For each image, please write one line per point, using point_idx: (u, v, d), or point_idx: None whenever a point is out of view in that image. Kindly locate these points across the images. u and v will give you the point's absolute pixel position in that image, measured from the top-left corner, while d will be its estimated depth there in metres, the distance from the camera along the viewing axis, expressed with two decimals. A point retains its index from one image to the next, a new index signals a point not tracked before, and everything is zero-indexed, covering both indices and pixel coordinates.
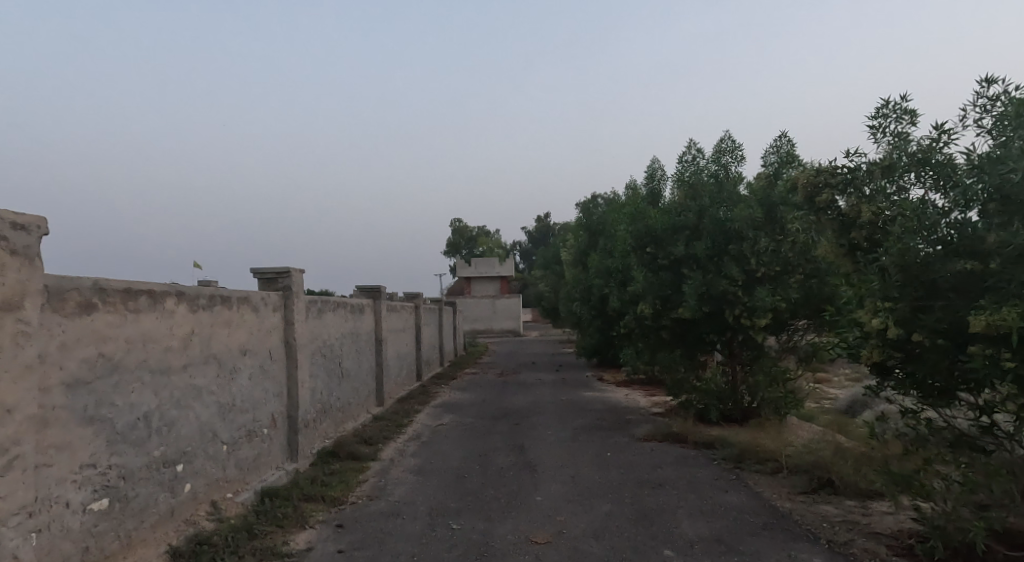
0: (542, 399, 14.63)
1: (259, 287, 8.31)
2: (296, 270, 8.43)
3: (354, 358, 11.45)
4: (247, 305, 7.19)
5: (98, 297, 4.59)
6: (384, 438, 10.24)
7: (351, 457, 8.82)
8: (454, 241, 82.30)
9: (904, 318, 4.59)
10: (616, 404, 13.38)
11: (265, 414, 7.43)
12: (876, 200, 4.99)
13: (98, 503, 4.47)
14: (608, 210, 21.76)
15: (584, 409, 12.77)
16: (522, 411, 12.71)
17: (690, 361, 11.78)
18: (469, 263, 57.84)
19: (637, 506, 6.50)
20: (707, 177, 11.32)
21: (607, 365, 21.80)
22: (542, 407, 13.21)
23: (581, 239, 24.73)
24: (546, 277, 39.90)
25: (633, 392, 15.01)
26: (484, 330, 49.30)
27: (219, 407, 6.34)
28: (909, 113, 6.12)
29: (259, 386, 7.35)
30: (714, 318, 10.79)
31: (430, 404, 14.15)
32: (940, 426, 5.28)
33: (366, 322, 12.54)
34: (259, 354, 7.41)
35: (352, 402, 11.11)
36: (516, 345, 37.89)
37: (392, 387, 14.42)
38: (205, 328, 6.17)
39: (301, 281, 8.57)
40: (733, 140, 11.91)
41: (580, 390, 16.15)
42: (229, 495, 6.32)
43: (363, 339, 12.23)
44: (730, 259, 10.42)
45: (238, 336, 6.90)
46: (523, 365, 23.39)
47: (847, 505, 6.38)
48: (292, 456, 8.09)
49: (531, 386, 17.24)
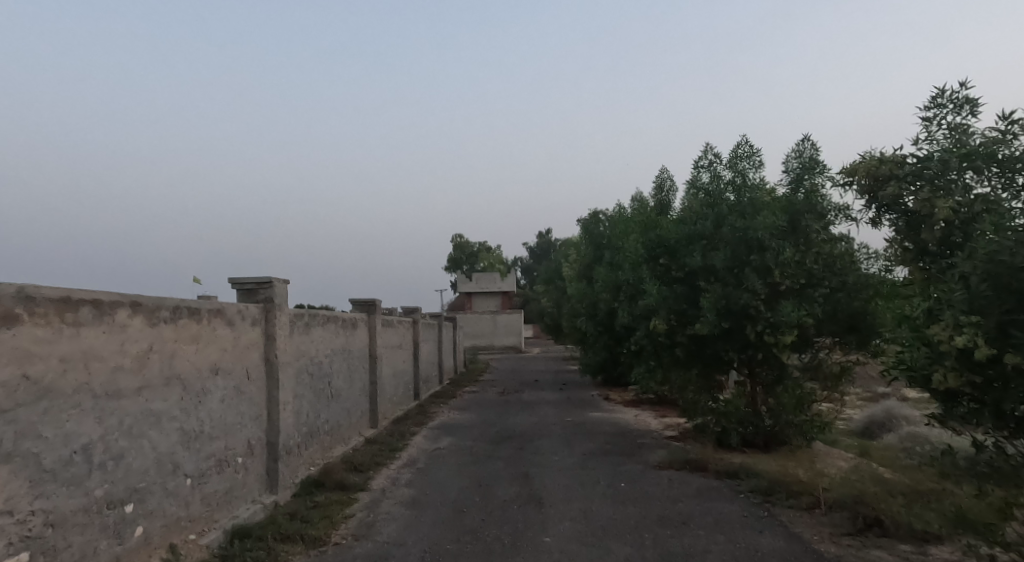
0: (547, 420, 13.80)
1: (237, 299, 7.53)
2: (279, 280, 7.66)
3: (345, 377, 10.66)
4: (221, 319, 6.43)
5: (22, 308, 3.82)
6: (376, 465, 9.42)
7: (338, 487, 8.00)
8: (454, 257, 81.76)
9: (973, 327, 3.85)
10: (626, 427, 12.55)
11: (239, 440, 6.62)
12: (954, 195, 4.22)
13: (14, 559, 3.67)
14: (614, 223, 21.06)
15: (592, 432, 11.94)
16: (526, 434, 11.88)
17: (706, 382, 10.98)
18: (469, 278, 57.16)
19: (659, 551, 5.68)
20: (724, 184, 10.55)
21: (612, 384, 20.97)
22: (547, 430, 12.39)
23: (585, 254, 23.94)
24: (548, 293, 39.17)
25: (643, 413, 14.19)
26: (485, 346, 48.41)
27: (183, 436, 5.55)
28: (970, 103, 5.40)
29: (233, 409, 6.56)
30: (733, 335, 9.96)
31: (427, 425, 13.33)
32: (1022, 462, 4.41)
33: (360, 339, 11.76)
34: (234, 373, 6.62)
35: (342, 424, 10.31)
36: (516, 362, 37.11)
37: (387, 407, 13.61)
38: (166, 345, 5.40)
39: (284, 292, 7.79)
40: (750, 145, 11.16)
41: (586, 411, 15.33)
42: (191, 537, 5.51)
43: (356, 357, 11.44)
44: (751, 271, 9.61)
45: (208, 353, 6.12)
46: (525, 384, 22.57)
47: (903, 550, 5.55)
48: (271, 487, 7.27)
49: (533, 406, 16.38)
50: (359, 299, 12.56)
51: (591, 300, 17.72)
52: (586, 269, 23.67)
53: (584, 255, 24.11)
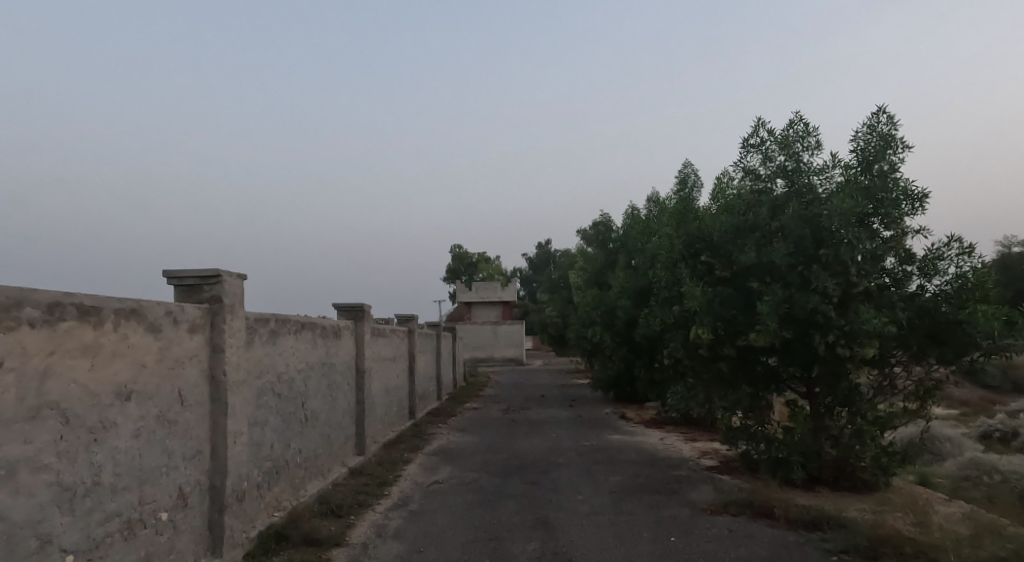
0: (560, 445, 12.01)
1: (175, 299, 5.78)
2: (231, 274, 5.92)
3: (324, 397, 8.88)
4: (139, 323, 4.67)
5: None
6: (358, 507, 7.63)
7: (306, 543, 6.21)
8: (454, 267, 80.03)
9: None
10: (655, 454, 10.77)
11: (163, 490, 4.85)
12: None
13: None
14: (631, 225, 19.36)
15: (617, 462, 10.16)
16: (539, 464, 10.09)
17: (756, 402, 9.22)
18: (469, 287, 55.43)
19: None
20: (779, 168, 8.82)
21: (627, 401, 19.18)
22: (563, 458, 10.60)
23: (596, 260, 22.19)
24: (552, 302, 37.41)
25: (671, 437, 12.40)
26: (486, 358, 46.62)
27: (61, 493, 3.78)
28: None
29: (155, 447, 4.79)
30: (795, 347, 8.21)
31: (423, 451, 11.53)
32: None
33: (344, 351, 9.99)
34: (158, 397, 4.86)
35: (319, 454, 8.52)
36: (519, 375, 35.29)
37: (377, 429, 11.82)
38: (36, 359, 3.64)
39: (238, 290, 6.05)
40: (804, 122, 9.44)
41: (604, 433, 13.54)
42: None
43: (339, 372, 9.66)
44: (819, 268, 7.87)
45: (115, 371, 4.37)
46: (530, 400, 20.76)
47: None
48: (213, 548, 5.49)
49: (543, 427, 14.59)
50: (343, 303, 10.75)
51: (608, 308, 15.98)
52: (598, 276, 21.92)
53: (595, 260, 22.38)
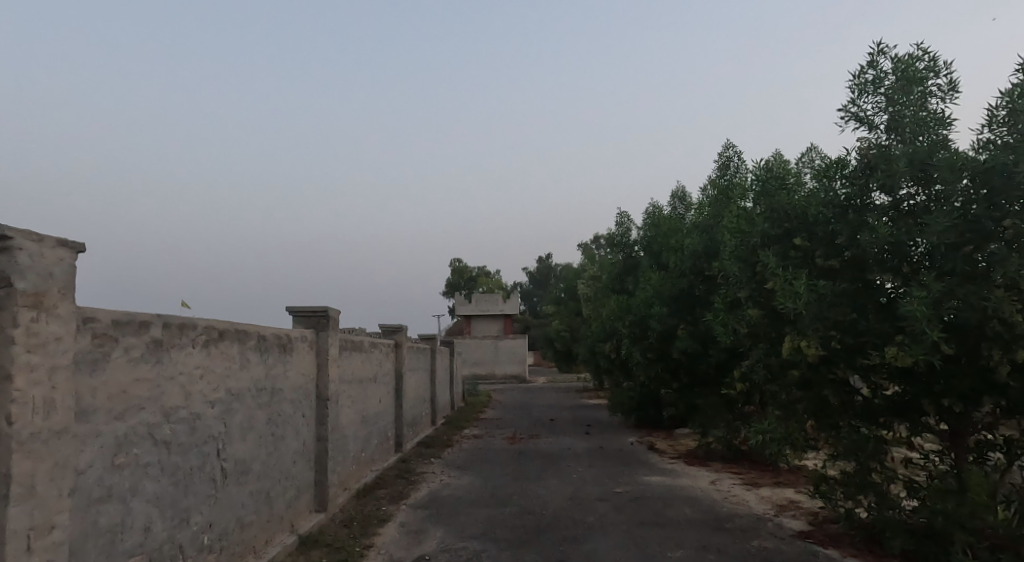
0: (587, 493, 9.29)
1: None
2: (37, 239, 3.24)
3: (259, 438, 6.17)
4: None
5: None
6: None
7: None
8: (454, 280, 77.53)
9: None
10: (716, 511, 8.04)
11: None
12: None
13: None
14: (657, 223, 16.75)
15: (670, 525, 7.43)
16: (564, 529, 7.37)
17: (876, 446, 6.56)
18: (469, 300, 52.82)
19: None
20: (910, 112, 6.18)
21: (654, 428, 16.50)
22: (594, 517, 7.87)
23: (612, 266, 19.48)
24: (559, 314, 34.72)
25: (727, 484, 9.68)
26: (486, 375, 43.82)
27: None
28: None
29: None
30: (956, 367, 5.56)
31: (407, 503, 8.80)
32: None
33: (296, 373, 7.29)
34: None
35: (246, 528, 5.78)
36: (524, 394, 32.56)
37: (348, 473, 9.10)
38: None
39: (57, 270, 3.36)
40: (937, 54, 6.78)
41: (638, 474, 10.81)
42: None
43: (287, 401, 6.97)
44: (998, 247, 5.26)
45: None
46: (539, 426, 18.02)
47: None
48: None
49: (559, 464, 11.84)
50: (297, 308, 8.02)
51: (638, 319, 13.33)
52: (616, 284, 19.21)
53: (612, 265, 19.67)
